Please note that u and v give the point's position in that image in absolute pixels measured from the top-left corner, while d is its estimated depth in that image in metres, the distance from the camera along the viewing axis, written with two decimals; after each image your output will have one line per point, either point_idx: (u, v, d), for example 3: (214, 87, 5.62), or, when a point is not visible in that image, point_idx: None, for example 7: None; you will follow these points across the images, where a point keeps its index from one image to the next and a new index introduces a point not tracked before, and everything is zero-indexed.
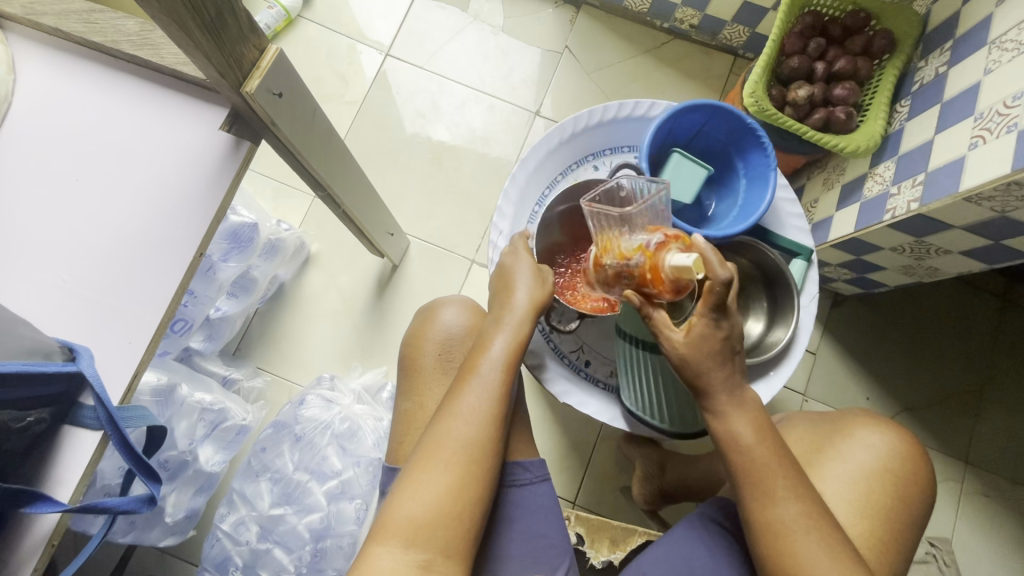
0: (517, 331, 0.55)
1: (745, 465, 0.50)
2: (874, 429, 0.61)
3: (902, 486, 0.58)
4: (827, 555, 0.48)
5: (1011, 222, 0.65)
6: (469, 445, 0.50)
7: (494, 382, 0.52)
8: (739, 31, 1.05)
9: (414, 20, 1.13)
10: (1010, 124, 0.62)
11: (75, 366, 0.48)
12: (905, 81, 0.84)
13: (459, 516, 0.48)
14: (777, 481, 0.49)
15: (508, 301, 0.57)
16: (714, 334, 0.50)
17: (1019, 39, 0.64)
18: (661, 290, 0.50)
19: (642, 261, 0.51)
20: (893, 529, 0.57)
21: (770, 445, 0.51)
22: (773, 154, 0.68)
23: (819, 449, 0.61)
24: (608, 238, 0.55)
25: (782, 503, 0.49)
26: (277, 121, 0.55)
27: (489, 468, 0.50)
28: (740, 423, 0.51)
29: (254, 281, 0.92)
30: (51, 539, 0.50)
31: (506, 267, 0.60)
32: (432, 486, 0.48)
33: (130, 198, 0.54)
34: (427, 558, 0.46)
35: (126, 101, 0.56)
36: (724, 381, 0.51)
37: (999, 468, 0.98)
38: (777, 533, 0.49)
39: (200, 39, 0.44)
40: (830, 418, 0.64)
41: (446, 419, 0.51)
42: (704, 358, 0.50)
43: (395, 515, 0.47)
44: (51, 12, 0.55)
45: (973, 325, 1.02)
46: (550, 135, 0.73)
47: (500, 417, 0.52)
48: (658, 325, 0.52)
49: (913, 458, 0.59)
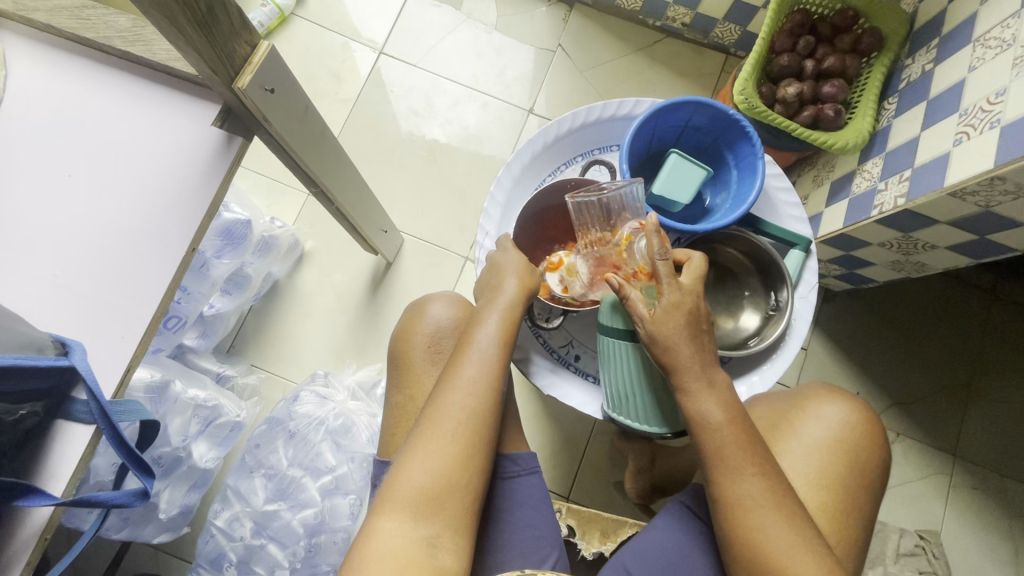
0: (508, 310, 0.56)
1: (712, 446, 0.51)
2: (830, 401, 0.61)
3: (856, 455, 0.59)
4: (788, 527, 0.49)
5: (995, 217, 0.66)
6: (468, 414, 0.50)
7: (492, 355, 0.53)
8: (730, 29, 1.05)
9: (408, 18, 1.13)
10: (993, 120, 0.63)
11: (67, 360, 0.48)
12: (893, 78, 0.85)
13: (464, 487, 0.48)
14: (738, 457, 0.50)
15: (499, 285, 0.58)
16: (678, 307, 0.53)
17: (1003, 37, 0.65)
18: (637, 271, 0.59)
19: (620, 246, 0.62)
20: (850, 498, 0.58)
21: (735, 425, 0.52)
22: (759, 144, 0.68)
23: (776, 427, 0.61)
24: (587, 230, 0.65)
25: (739, 478, 0.50)
26: (269, 115, 0.55)
27: (489, 440, 0.51)
28: (709, 402, 0.52)
29: (248, 278, 0.92)
30: (43, 533, 0.50)
31: (495, 261, 0.62)
32: (438, 456, 0.48)
33: (123, 193, 0.55)
34: (434, 533, 0.46)
35: (118, 96, 0.56)
36: (694, 362, 0.53)
37: (987, 462, 0.99)
38: (741, 509, 0.50)
39: (191, 34, 0.44)
40: (787, 396, 0.64)
41: (445, 392, 0.51)
42: (670, 333, 0.53)
43: (397, 489, 0.47)
44: (42, 8, 0.55)
45: (961, 320, 1.03)
46: (534, 140, 0.74)
47: (499, 389, 0.53)
48: (631, 304, 0.55)
49: (867, 426, 0.60)
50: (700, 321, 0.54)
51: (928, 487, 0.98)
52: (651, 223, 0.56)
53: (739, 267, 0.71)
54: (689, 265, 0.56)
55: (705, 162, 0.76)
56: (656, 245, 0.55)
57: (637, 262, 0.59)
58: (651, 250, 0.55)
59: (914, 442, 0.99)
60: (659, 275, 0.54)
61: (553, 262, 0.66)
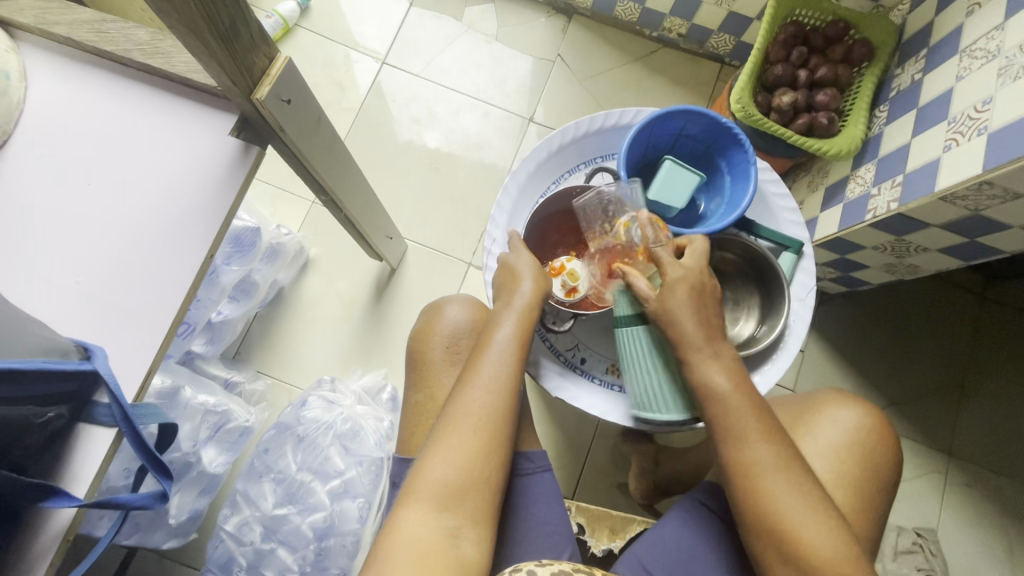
0: (523, 310, 0.58)
1: (719, 413, 0.53)
2: (844, 406, 0.63)
3: (870, 459, 0.61)
4: (795, 493, 0.49)
5: (983, 220, 0.69)
6: (489, 411, 0.52)
7: (509, 354, 0.55)
8: (725, 40, 1.08)
9: (409, 29, 1.16)
10: (980, 127, 0.66)
11: (90, 365, 0.49)
12: (884, 87, 0.88)
13: (484, 481, 0.49)
14: (748, 424, 0.52)
15: (514, 287, 0.60)
16: (682, 280, 0.58)
17: (988, 48, 0.68)
18: (636, 255, 0.65)
19: (618, 233, 0.67)
20: (862, 501, 0.59)
21: (744, 393, 0.54)
22: (752, 150, 0.71)
23: (792, 428, 0.63)
24: (591, 227, 0.70)
25: (752, 445, 0.51)
26: (285, 125, 0.57)
27: (508, 437, 0.52)
28: (715, 369, 0.55)
29: (255, 285, 0.94)
30: (66, 535, 0.51)
31: (508, 263, 0.63)
32: (460, 449, 0.50)
33: (144, 200, 0.56)
34: (456, 525, 0.47)
35: (139, 108, 0.58)
36: (699, 333, 0.56)
37: (980, 459, 1.01)
38: (749, 473, 0.51)
39: (214, 47, 0.46)
40: (802, 401, 0.66)
41: (466, 390, 0.53)
42: (677, 305, 0.57)
43: (421, 482, 0.48)
44: (64, 23, 0.57)
45: (952, 322, 1.06)
46: (538, 149, 0.76)
47: (516, 389, 0.54)
48: (637, 291, 0.60)
49: (881, 431, 0.62)
50: (706, 295, 0.58)
51: (923, 485, 1.00)
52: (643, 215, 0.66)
53: (739, 271, 0.73)
54: (692, 247, 0.61)
55: (703, 170, 0.78)
56: (651, 235, 0.65)
57: (635, 246, 0.65)
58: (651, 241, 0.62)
59: (908, 440, 1.02)
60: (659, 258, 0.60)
61: (555, 267, 0.70)
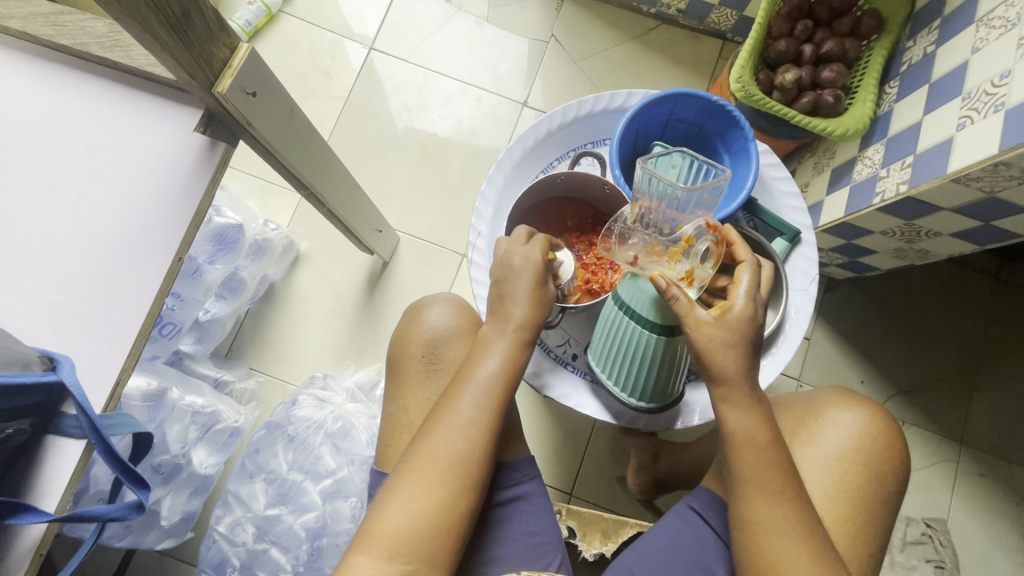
0: (515, 341, 0.55)
1: (743, 461, 0.50)
2: (847, 410, 0.60)
3: (875, 467, 0.58)
4: (801, 556, 0.49)
5: (998, 203, 0.65)
6: (459, 457, 0.51)
7: (488, 395, 0.53)
8: (727, 14, 1.03)
9: (397, 11, 1.12)
10: (997, 103, 0.61)
11: (54, 376, 0.47)
12: (895, 61, 0.83)
13: (445, 527, 0.49)
14: (772, 481, 0.50)
15: (506, 312, 0.56)
16: (738, 328, 0.50)
17: (1007, 16, 0.63)
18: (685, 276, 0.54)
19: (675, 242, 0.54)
20: (865, 513, 0.57)
21: (772, 443, 0.51)
22: (749, 128, 0.67)
23: (792, 436, 0.60)
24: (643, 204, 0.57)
25: (767, 500, 0.50)
26: (253, 119, 0.54)
27: (478, 483, 0.51)
28: (747, 419, 0.51)
29: (243, 281, 0.92)
30: (38, 549, 0.50)
31: (503, 278, 0.56)
32: (420, 498, 0.49)
33: (106, 202, 0.54)
34: (412, 568, 0.47)
35: (100, 104, 0.55)
36: (743, 374, 0.51)
37: (994, 448, 0.97)
38: (755, 531, 0.50)
39: (167, 40, 0.43)
40: (804, 401, 0.63)
41: (437, 431, 0.51)
42: (722, 343, 0.50)
43: (380, 528, 0.48)
44: (19, 15, 0.54)
45: (965, 306, 1.01)
46: (524, 137, 0.72)
47: (493, 431, 0.52)
48: (680, 304, 0.51)
49: (886, 437, 0.59)
50: (756, 334, 0.51)
51: (933, 475, 0.97)
52: (734, 236, 0.53)
53: None
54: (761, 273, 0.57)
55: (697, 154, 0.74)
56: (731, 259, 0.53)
57: (690, 263, 0.53)
58: (744, 257, 0.52)
59: (919, 430, 0.98)
60: (738, 286, 0.51)
61: None
